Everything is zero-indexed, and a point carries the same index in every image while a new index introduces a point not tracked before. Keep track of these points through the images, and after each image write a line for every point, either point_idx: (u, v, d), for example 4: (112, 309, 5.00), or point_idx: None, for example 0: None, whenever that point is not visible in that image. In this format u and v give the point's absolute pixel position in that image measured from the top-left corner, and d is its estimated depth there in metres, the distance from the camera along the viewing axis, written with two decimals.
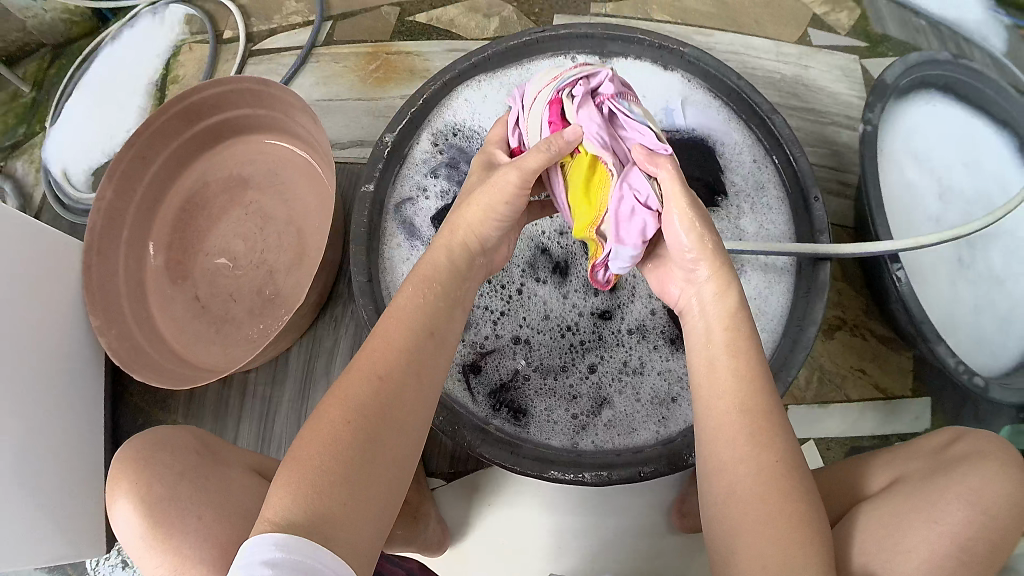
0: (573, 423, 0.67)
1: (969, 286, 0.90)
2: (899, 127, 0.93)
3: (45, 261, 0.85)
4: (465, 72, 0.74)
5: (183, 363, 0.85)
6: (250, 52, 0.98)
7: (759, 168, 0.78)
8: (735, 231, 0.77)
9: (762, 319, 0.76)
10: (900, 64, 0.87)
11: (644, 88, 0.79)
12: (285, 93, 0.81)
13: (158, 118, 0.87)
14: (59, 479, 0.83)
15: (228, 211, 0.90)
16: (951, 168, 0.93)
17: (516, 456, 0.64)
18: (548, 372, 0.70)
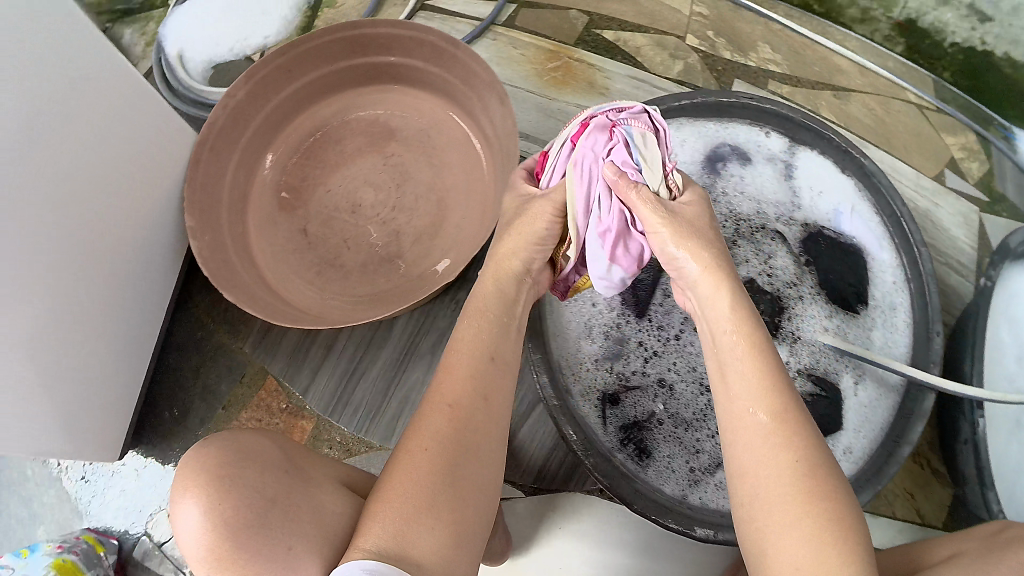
0: (688, 476, 0.67)
1: None
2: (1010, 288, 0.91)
3: (158, 145, 0.79)
4: (671, 113, 0.79)
5: (273, 293, 0.81)
6: (421, 4, 0.94)
7: (897, 289, 0.79)
8: (863, 339, 0.79)
9: (869, 426, 0.78)
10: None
11: (821, 183, 0.82)
12: (474, 60, 0.78)
13: (322, 39, 0.83)
14: (103, 374, 0.77)
15: (364, 153, 0.85)
16: None
17: (630, 495, 0.64)
18: (683, 423, 0.69)
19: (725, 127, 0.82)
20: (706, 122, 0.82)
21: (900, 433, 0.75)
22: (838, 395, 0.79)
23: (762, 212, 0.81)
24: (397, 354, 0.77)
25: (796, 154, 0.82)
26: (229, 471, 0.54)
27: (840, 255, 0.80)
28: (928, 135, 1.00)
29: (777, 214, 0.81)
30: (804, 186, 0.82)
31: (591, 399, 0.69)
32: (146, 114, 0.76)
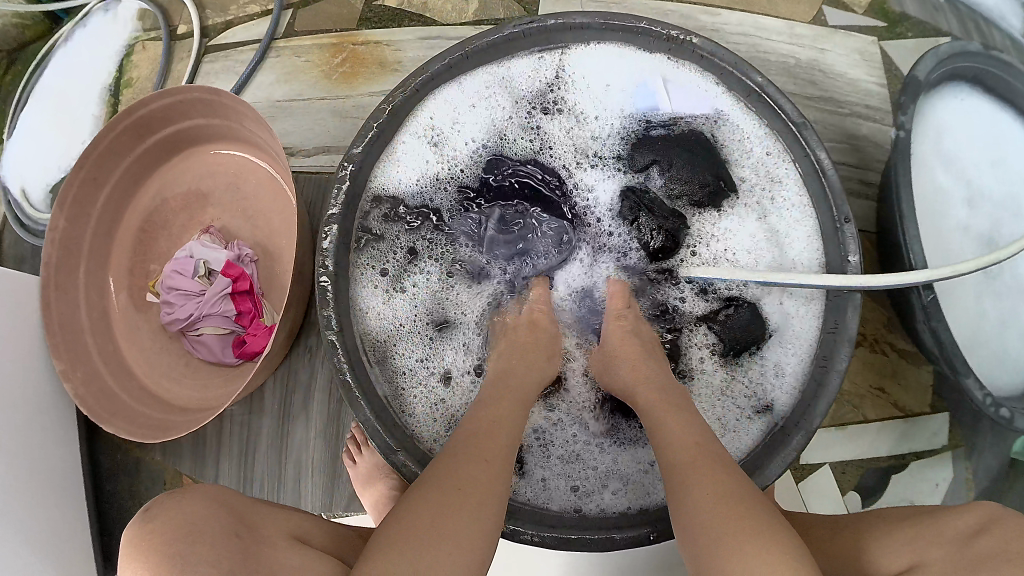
0: (578, 485, 0.65)
1: (997, 299, 0.81)
2: (928, 121, 0.84)
3: (7, 300, 0.79)
4: (446, 74, 0.71)
5: (155, 402, 0.81)
6: (204, 48, 0.88)
7: (772, 160, 0.71)
8: (763, 236, 0.71)
9: (782, 347, 0.68)
10: (931, 58, 0.81)
11: (613, 71, 0.74)
12: (236, 103, 0.73)
13: (104, 139, 0.78)
14: (38, 523, 0.79)
15: (189, 230, 0.85)
16: (977, 168, 0.84)
17: (516, 518, 0.62)
18: (562, 433, 0.68)
19: (510, 68, 0.74)
20: (480, 70, 0.73)
21: (827, 352, 0.64)
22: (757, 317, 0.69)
23: (567, 143, 0.74)
24: (277, 423, 0.78)
25: (570, 55, 0.74)
26: (179, 550, 0.43)
27: (674, 147, 0.72)
28: None
29: (579, 140, 0.74)
30: (603, 87, 0.74)
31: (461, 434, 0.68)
32: None
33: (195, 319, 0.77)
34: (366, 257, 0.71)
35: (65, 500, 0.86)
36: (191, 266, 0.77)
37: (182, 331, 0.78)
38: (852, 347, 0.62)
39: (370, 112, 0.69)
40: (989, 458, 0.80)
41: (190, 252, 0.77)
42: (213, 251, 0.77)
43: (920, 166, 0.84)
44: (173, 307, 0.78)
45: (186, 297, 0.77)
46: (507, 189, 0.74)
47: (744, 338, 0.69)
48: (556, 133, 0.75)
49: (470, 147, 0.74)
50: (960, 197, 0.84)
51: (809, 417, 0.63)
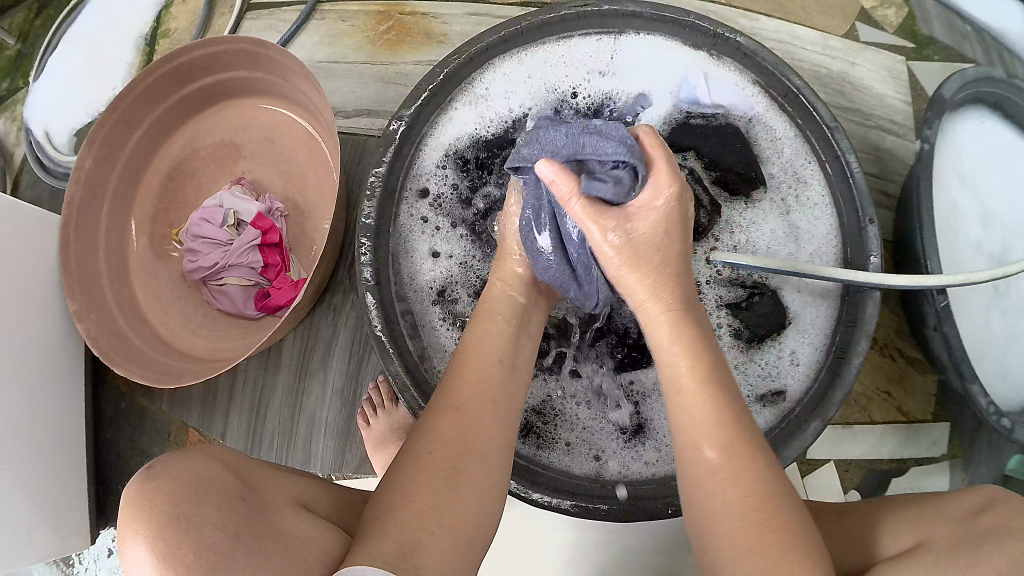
0: (600, 453, 0.66)
1: (1003, 316, 0.84)
2: (951, 140, 0.86)
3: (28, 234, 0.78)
4: (501, 44, 0.73)
5: (170, 350, 0.80)
6: (248, 5, 0.88)
7: (801, 160, 0.73)
8: (791, 231, 0.72)
9: (800, 334, 0.70)
10: (956, 80, 0.85)
11: (659, 62, 0.76)
12: (282, 56, 0.74)
13: (143, 81, 0.78)
14: (38, 465, 0.78)
15: (217, 181, 0.85)
16: (991, 191, 0.87)
17: (537, 484, 0.63)
18: (584, 399, 0.67)
19: (563, 47, 0.75)
20: (531, 48, 0.75)
21: (845, 343, 0.67)
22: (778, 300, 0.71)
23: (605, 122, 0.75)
24: (293, 378, 0.78)
25: (621, 41, 0.76)
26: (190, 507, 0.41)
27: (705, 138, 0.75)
28: None
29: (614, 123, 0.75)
30: (648, 75, 0.76)
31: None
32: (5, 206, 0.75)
33: (220, 270, 0.76)
34: (402, 211, 0.70)
35: (65, 443, 0.85)
36: (221, 217, 0.76)
37: (205, 281, 0.78)
38: (869, 344, 0.64)
39: (426, 74, 0.70)
40: (984, 471, 0.82)
41: (221, 204, 0.77)
42: (243, 204, 0.77)
43: (941, 184, 0.86)
44: (197, 258, 0.78)
45: (213, 247, 0.77)
46: None
47: (767, 318, 0.71)
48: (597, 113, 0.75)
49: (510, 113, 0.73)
50: (975, 214, 0.87)
51: (825, 406, 0.65)
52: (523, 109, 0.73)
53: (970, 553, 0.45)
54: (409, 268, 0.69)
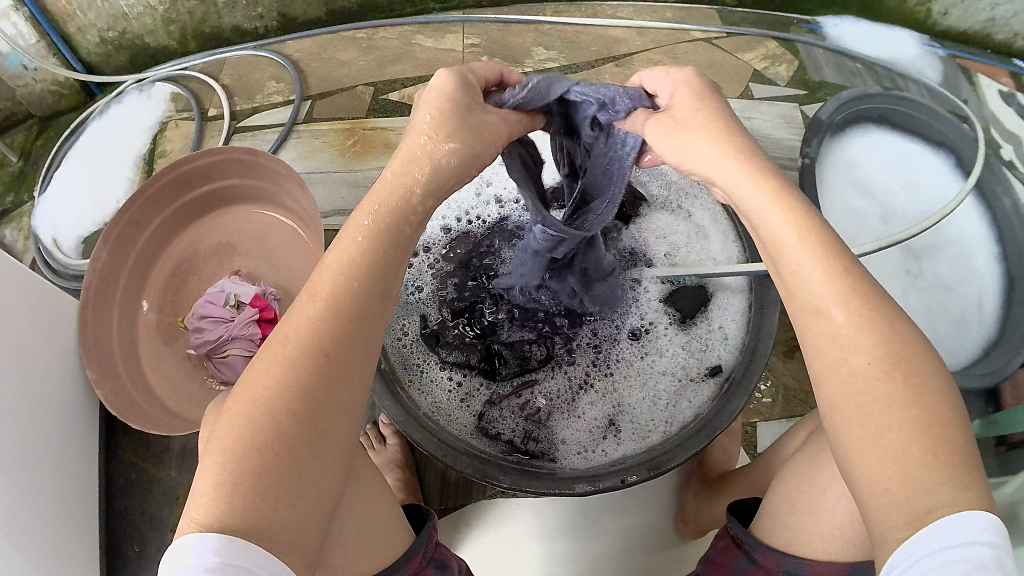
0: (581, 447, 0.82)
1: (919, 292, 1.04)
2: (846, 153, 1.10)
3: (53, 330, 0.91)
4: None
5: (172, 415, 0.92)
6: (234, 128, 1.06)
7: (684, 181, 0.93)
8: (689, 233, 0.92)
9: (725, 322, 0.87)
10: (832, 104, 1.11)
11: None
12: (275, 164, 0.92)
13: (153, 186, 0.94)
14: (56, 537, 0.88)
15: (218, 274, 0.99)
16: (892, 191, 1.08)
17: (516, 475, 0.76)
18: (564, 406, 0.85)
19: None
20: None
21: (757, 328, 0.82)
22: (705, 294, 0.88)
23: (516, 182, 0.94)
24: None
25: None
26: None
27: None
28: (721, 60, 1.14)
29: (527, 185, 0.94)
30: None
31: (474, 407, 0.84)
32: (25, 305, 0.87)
33: (221, 346, 0.90)
34: None
35: (80, 518, 0.94)
36: (223, 300, 0.91)
37: (207, 356, 0.91)
38: (774, 325, 0.80)
39: None
40: None
41: (219, 289, 0.92)
42: (242, 287, 0.92)
43: (837, 189, 1.08)
44: (200, 338, 0.91)
45: (214, 326, 0.90)
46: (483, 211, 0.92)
47: (694, 304, 0.88)
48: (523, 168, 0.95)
49: (448, 209, 0.92)
50: (877, 214, 1.07)
51: (749, 376, 0.79)
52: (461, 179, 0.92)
53: None
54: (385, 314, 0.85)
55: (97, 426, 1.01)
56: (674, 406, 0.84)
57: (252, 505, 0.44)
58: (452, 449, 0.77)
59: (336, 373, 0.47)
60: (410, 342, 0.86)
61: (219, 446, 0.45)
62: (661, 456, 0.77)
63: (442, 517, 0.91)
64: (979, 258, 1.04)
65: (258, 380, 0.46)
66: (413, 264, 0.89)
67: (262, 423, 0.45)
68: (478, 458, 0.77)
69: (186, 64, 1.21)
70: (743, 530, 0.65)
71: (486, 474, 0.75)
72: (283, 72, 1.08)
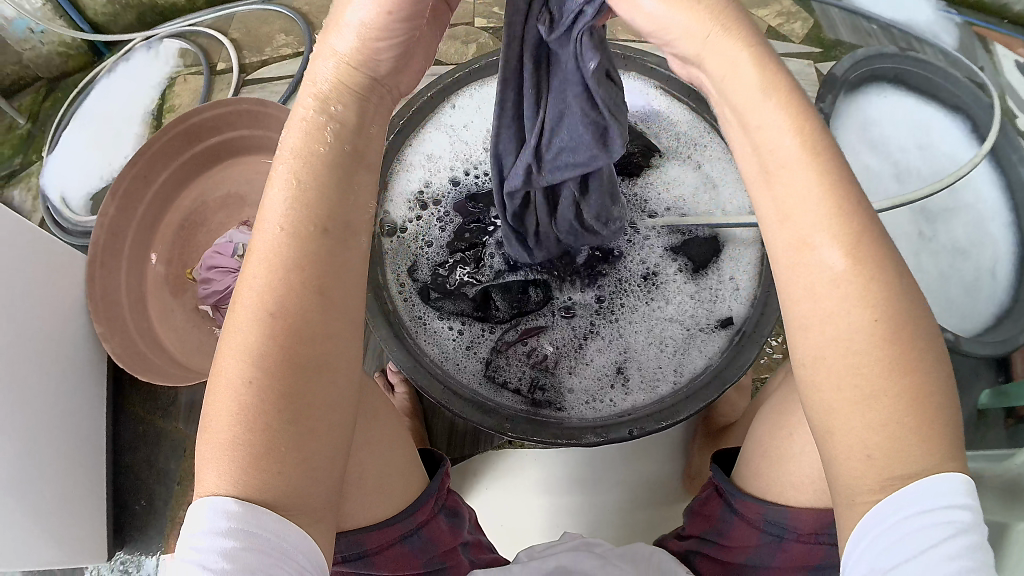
0: (590, 395, 0.80)
1: (932, 256, 1.02)
2: (858, 115, 1.07)
3: (61, 281, 0.91)
4: (448, 87, 0.87)
5: (184, 368, 0.92)
6: (243, 80, 1.06)
7: (698, 128, 0.89)
8: (705, 181, 0.88)
9: (737, 269, 0.85)
10: (847, 61, 1.06)
11: None
12: (283, 112, 0.91)
13: (160, 139, 0.93)
14: (60, 484, 0.88)
15: (228, 225, 1.00)
16: (906, 151, 1.06)
17: (522, 426, 0.75)
18: (573, 354, 0.82)
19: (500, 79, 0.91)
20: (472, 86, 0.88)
21: (768, 280, 0.81)
22: (717, 241, 0.85)
23: None
24: None
25: None
26: None
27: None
28: None
29: None
30: None
31: (480, 355, 0.82)
32: (28, 254, 0.85)
33: (229, 296, 0.89)
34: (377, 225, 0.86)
35: (87, 469, 0.94)
36: (230, 249, 0.90)
37: (214, 304, 0.91)
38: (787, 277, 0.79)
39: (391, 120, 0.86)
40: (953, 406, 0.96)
41: (226, 240, 0.91)
42: (249, 237, 0.90)
43: (849, 148, 1.06)
44: (207, 288, 0.91)
45: (220, 276, 0.89)
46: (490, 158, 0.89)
47: (706, 252, 0.84)
48: None
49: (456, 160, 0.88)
50: (890, 174, 1.05)
51: (759, 328, 0.78)
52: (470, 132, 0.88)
53: None
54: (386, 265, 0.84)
55: (105, 377, 1.01)
56: (685, 354, 0.81)
57: (256, 479, 0.42)
58: (457, 399, 0.76)
59: (324, 319, 0.44)
60: (408, 296, 0.83)
61: (211, 432, 0.43)
62: (671, 406, 0.76)
63: (450, 466, 0.90)
64: (995, 224, 1.02)
65: (225, 373, 0.43)
66: (419, 216, 0.86)
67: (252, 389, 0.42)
68: (484, 407, 0.76)
69: (193, 19, 1.21)
70: (725, 479, 0.65)
71: (492, 424, 0.75)
72: (292, 25, 1.07)
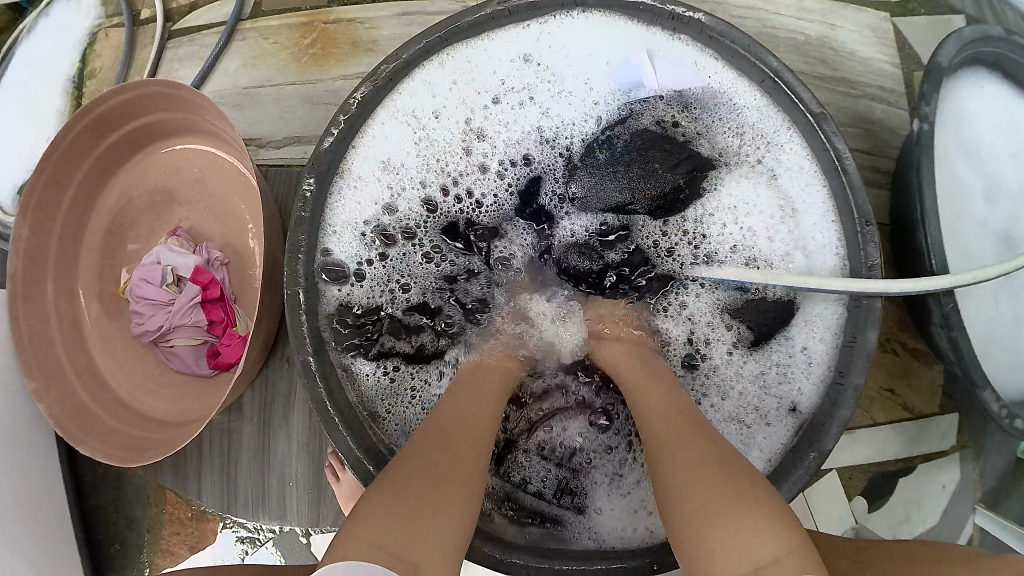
0: (622, 506, 0.65)
1: (1013, 299, 0.73)
2: (953, 110, 0.74)
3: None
4: (417, 60, 0.67)
5: (134, 417, 0.77)
6: (167, 32, 0.83)
7: (764, 121, 0.66)
8: (779, 206, 0.67)
9: (810, 339, 0.64)
10: (954, 43, 0.67)
11: (594, 47, 0.69)
12: (196, 95, 0.69)
13: (64, 138, 0.73)
14: (25, 541, 0.76)
15: (157, 231, 0.80)
16: (997, 161, 0.75)
17: (526, 547, 0.62)
18: (602, 453, 0.67)
19: (491, 42, 0.69)
20: (453, 53, 0.68)
21: (845, 367, 0.60)
22: (792, 304, 0.65)
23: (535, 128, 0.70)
24: (257, 429, 0.76)
25: (553, 25, 0.69)
26: None
27: (655, 146, 0.69)
28: None
29: (546, 129, 0.70)
30: (583, 56, 0.70)
31: None
32: None
33: (162, 331, 0.72)
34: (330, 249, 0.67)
35: (48, 520, 0.82)
36: (159, 272, 0.72)
37: (149, 339, 0.74)
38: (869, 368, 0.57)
39: (341, 102, 0.64)
40: (997, 458, 0.76)
41: (152, 261, 0.73)
42: (179, 260, 0.72)
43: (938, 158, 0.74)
44: (137, 321, 0.74)
45: (152, 307, 0.73)
46: (489, 163, 0.70)
47: (774, 321, 0.65)
48: (548, 103, 0.70)
49: (441, 164, 0.70)
50: (978, 189, 0.75)
51: (825, 436, 0.59)
52: (462, 120, 0.70)
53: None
54: (330, 294, 0.67)
55: None
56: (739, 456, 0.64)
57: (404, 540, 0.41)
58: None
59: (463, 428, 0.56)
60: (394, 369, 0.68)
61: (364, 523, 0.41)
62: None
63: None
64: None
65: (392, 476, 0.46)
66: (402, 254, 0.69)
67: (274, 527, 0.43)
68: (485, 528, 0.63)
69: None
70: None
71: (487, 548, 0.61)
72: None
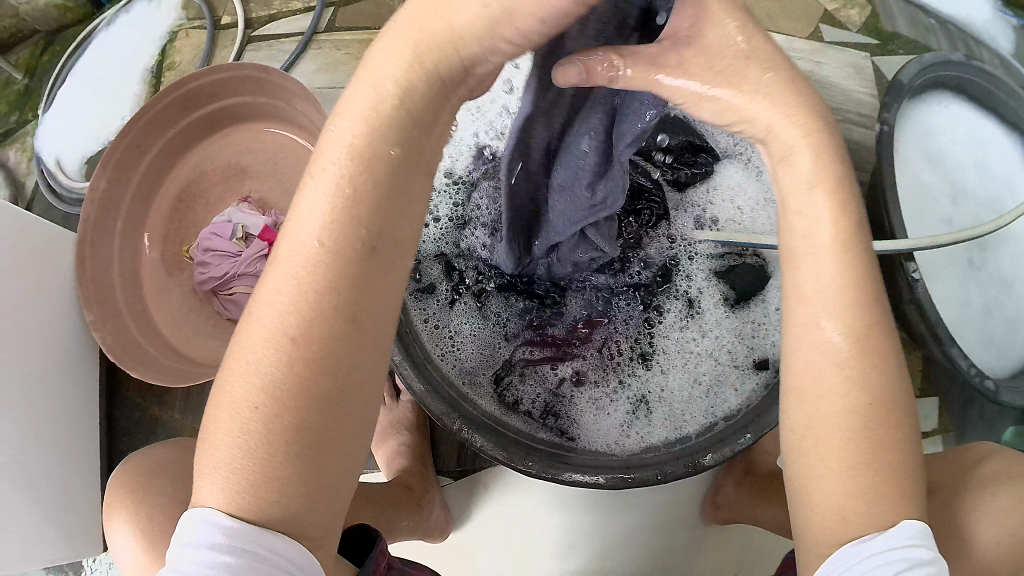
0: (615, 428, 0.71)
1: (978, 289, 0.87)
2: (918, 125, 0.91)
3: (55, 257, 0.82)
4: None
5: (180, 357, 0.84)
6: (247, 37, 0.95)
7: None
8: (766, 196, 0.77)
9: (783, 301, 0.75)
10: (915, 65, 0.89)
11: None
12: (286, 80, 0.82)
13: (152, 108, 0.84)
14: (60, 476, 0.81)
15: (227, 200, 0.91)
16: (962, 170, 0.91)
17: (531, 454, 0.66)
18: (596, 382, 0.73)
19: None
20: None
21: None
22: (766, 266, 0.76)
23: None
24: None
25: None
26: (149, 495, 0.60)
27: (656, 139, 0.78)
28: None
29: None
30: None
31: (491, 371, 0.73)
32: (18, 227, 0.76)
33: (226, 280, 0.82)
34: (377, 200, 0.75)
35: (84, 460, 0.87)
36: (230, 229, 0.82)
37: (211, 289, 0.83)
38: None
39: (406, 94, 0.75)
40: (978, 444, 0.85)
41: (224, 220, 0.83)
42: (251, 219, 0.82)
43: (906, 164, 0.91)
44: (204, 272, 0.83)
45: (219, 259, 0.82)
46: None
47: (751, 284, 0.75)
48: None
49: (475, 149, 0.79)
50: (945, 193, 0.90)
51: None
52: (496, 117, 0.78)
53: (976, 502, 0.53)
54: None
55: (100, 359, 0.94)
56: (716, 391, 0.72)
57: (264, 502, 0.39)
58: (456, 417, 0.66)
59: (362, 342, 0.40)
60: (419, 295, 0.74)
61: (226, 445, 0.40)
62: (700, 449, 0.66)
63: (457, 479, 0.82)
64: None
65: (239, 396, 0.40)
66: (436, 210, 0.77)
67: (259, 411, 0.39)
68: (497, 436, 0.67)
69: None
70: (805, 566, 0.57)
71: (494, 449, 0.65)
72: None
